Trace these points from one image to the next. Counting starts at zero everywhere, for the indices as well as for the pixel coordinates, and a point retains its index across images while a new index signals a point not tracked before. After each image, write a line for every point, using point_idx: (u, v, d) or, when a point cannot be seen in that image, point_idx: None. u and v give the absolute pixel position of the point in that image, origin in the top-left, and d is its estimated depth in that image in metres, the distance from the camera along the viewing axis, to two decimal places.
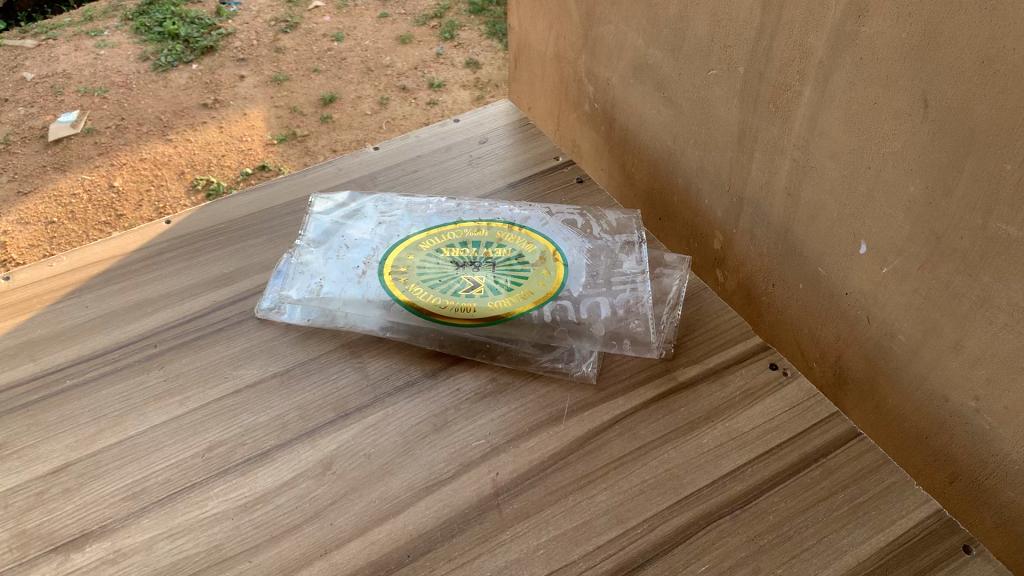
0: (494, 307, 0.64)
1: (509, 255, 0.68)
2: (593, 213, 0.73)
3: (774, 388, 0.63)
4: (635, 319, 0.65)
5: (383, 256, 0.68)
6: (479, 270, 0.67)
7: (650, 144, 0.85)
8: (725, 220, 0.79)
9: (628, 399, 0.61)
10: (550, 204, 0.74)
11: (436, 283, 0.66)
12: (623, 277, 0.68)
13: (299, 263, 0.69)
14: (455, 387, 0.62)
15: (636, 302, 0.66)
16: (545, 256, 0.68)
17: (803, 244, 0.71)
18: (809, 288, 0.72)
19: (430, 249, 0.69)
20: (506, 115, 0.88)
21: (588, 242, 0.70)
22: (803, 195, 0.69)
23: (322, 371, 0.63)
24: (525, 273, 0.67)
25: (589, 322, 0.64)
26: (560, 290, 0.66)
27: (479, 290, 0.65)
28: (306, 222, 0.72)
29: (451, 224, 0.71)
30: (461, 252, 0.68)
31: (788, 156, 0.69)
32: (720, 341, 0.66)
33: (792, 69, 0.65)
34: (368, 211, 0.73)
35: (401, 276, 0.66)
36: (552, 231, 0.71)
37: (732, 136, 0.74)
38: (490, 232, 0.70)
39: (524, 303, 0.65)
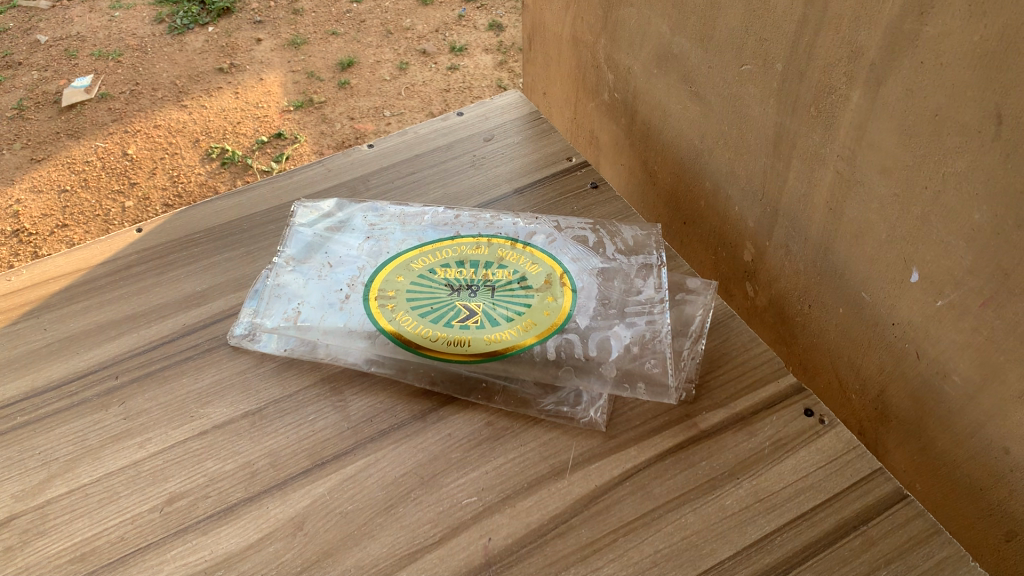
0: (492, 340, 0.57)
1: (510, 277, 0.60)
2: (608, 228, 0.65)
3: (809, 439, 0.55)
4: (652, 357, 0.56)
5: (369, 277, 0.61)
6: (477, 296, 0.59)
7: (675, 142, 0.76)
8: (757, 231, 0.71)
9: (641, 450, 0.54)
10: (559, 216, 0.66)
11: (427, 310, 0.58)
12: (639, 305, 0.59)
13: (278, 283, 0.62)
14: (447, 433, 0.55)
15: (653, 336, 0.57)
16: (551, 279, 0.60)
17: (846, 266, 0.63)
18: (850, 314, 0.64)
19: (423, 269, 0.61)
20: (515, 108, 0.80)
21: (600, 263, 0.62)
22: (847, 212, 0.60)
23: (298, 411, 0.56)
24: (528, 299, 0.59)
25: (599, 360, 0.56)
26: (566, 321, 0.58)
27: (475, 319, 0.58)
28: (287, 234, 0.65)
29: (447, 240, 0.63)
30: (457, 274, 0.61)
31: (830, 167, 0.60)
32: (748, 380, 0.58)
33: (838, 69, 0.56)
34: (356, 223, 0.66)
35: (388, 301, 0.59)
36: (560, 248, 0.63)
37: (767, 140, 0.65)
38: (491, 250, 0.62)
39: (524, 335, 0.57)
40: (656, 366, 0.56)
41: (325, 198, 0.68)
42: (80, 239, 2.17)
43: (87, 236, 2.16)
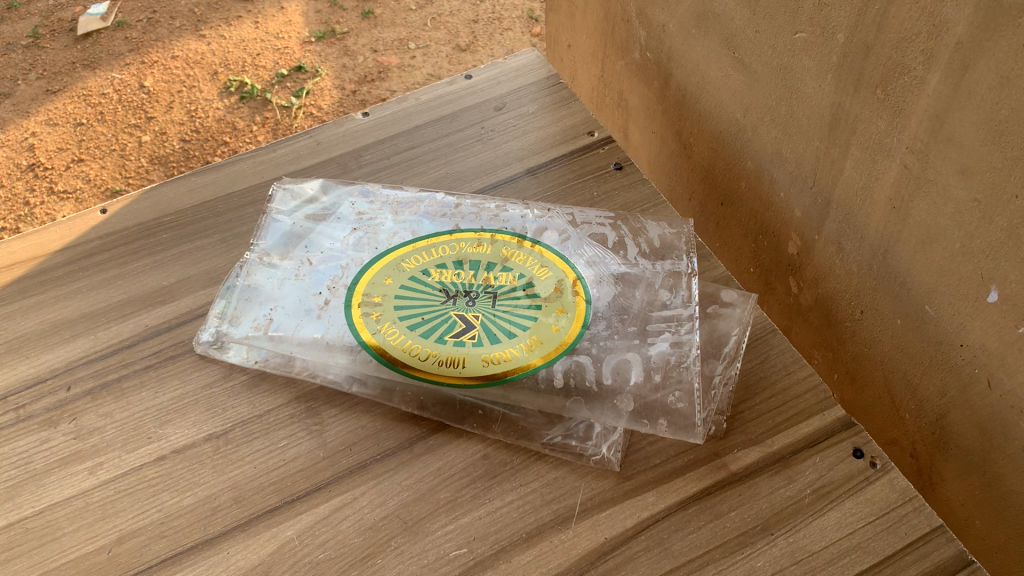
0: (489, 361, 0.49)
1: (515, 283, 0.52)
2: (631, 224, 0.57)
3: (857, 487, 0.47)
4: (676, 387, 0.48)
5: (353, 278, 0.53)
6: (475, 305, 0.51)
7: (713, 113, 0.67)
8: (804, 222, 0.61)
9: (660, 496, 0.47)
10: (575, 208, 0.58)
11: (417, 321, 0.50)
12: (664, 323, 0.51)
13: (251, 282, 0.54)
14: (437, 467, 0.48)
15: (679, 361, 0.49)
16: (563, 287, 0.52)
17: (908, 274, 0.54)
18: (910, 328, 0.55)
19: (414, 270, 0.53)
20: (532, 70, 0.70)
21: (621, 267, 0.54)
22: (914, 214, 0.51)
23: (268, 436, 0.49)
24: (534, 310, 0.51)
25: (614, 389, 0.48)
26: (578, 339, 0.50)
27: (472, 334, 0.50)
28: (265, 223, 0.57)
29: (445, 235, 0.55)
30: (454, 277, 0.53)
31: (896, 160, 0.51)
32: (788, 411, 0.50)
33: (914, 45, 0.46)
34: (343, 211, 0.58)
35: (372, 309, 0.51)
36: (574, 249, 0.55)
37: (821, 122, 0.56)
38: (495, 249, 0.54)
39: (528, 356, 0.49)
40: (681, 400, 0.47)
41: (309, 179, 0.61)
42: (94, 177, 1.88)
43: (103, 170, 1.89)
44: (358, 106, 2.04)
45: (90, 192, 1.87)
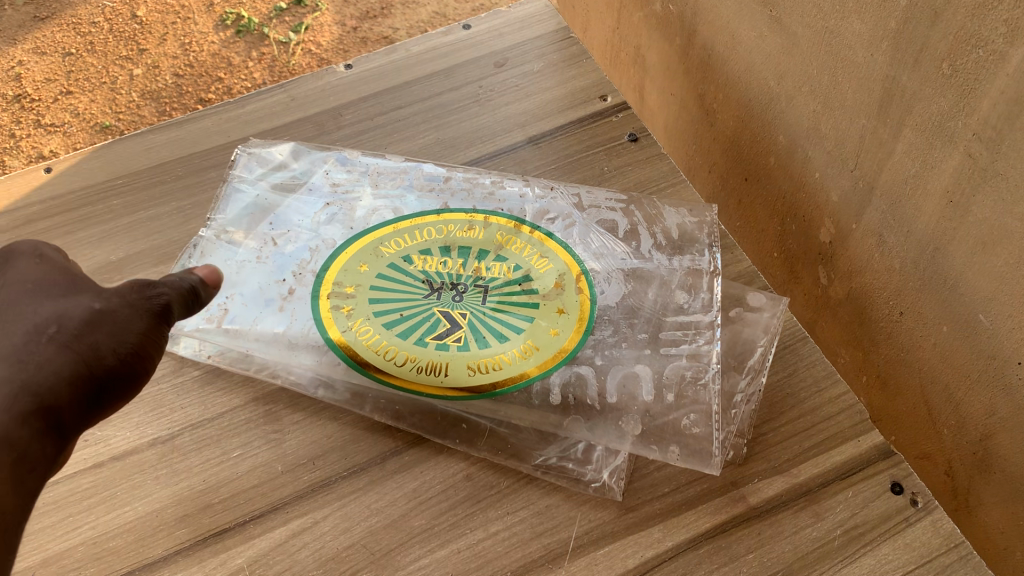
0: (475, 369, 0.44)
1: (509, 276, 0.48)
2: (643, 206, 0.52)
3: (895, 529, 0.41)
4: (692, 410, 0.43)
5: (323, 264, 0.48)
6: (461, 301, 0.47)
7: (742, 78, 0.59)
8: (840, 208, 0.54)
9: (667, 533, 0.40)
10: (583, 188, 0.53)
11: (395, 320, 0.46)
12: (679, 331, 0.46)
13: (206, 259, 0.49)
14: (412, 489, 0.42)
15: (694, 379, 0.44)
16: (564, 283, 0.47)
17: (960, 278, 0.47)
18: (957, 337, 0.48)
19: (394, 256, 0.48)
20: (533, 23, 0.64)
21: (631, 263, 0.49)
22: (975, 211, 0.44)
23: (220, 444, 0.43)
24: (530, 309, 0.46)
25: (619, 408, 0.43)
26: (579, 347, 0.45)
27: (457, 336, 0.45)
28: (226, 194, 0.52)
29: (431, 215, 0.50)
30: (440, 266, 0.48)
31: (960, 147, 0.43)
32: (817, 436, 0.44)
33: (996, 13, 0.39)
34: (316, 182, 0.52)
35: (344, 302, 0.46)
36: (579, 238, 0.50)
37: (870, 96, 0.48)
38: (488, 234, 0.50)
39: (521, 364, 0.44)
40: (697, 424, 0.43)
41: (279, 142, 0.55)
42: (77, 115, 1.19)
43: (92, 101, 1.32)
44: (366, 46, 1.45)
45: (78, 126, 1.29)
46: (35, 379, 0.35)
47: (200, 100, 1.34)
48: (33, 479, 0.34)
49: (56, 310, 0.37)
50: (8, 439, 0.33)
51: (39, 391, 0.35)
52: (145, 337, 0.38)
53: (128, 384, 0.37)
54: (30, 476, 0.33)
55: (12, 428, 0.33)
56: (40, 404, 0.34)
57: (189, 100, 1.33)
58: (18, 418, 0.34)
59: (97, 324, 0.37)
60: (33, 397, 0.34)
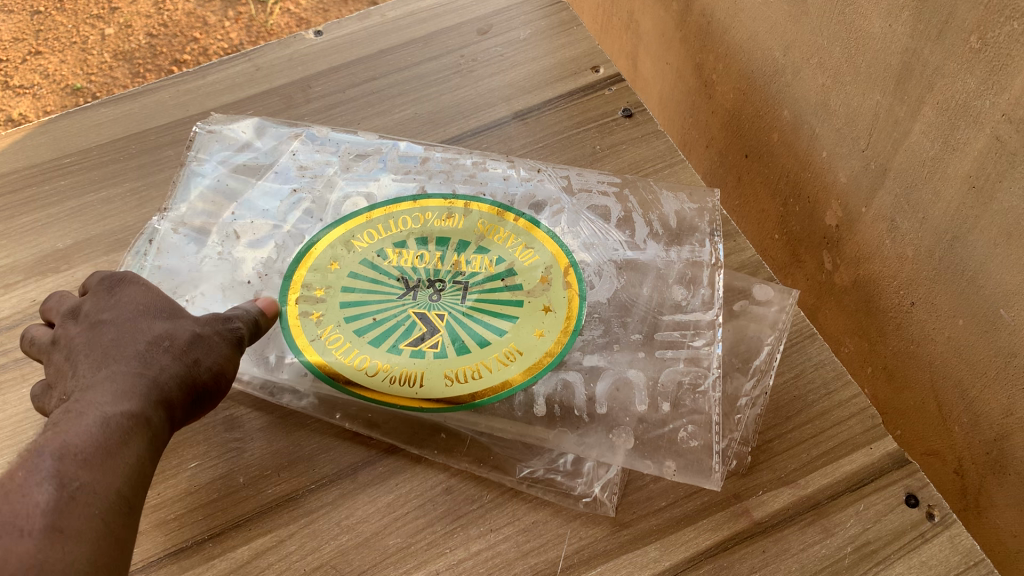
0: (453, 379, 0.40)
1: (491, 270, 0.44)
2: (638, 188, 0.48)
3: (911, 546, 0.37)
4: (690, 421, 0.39)
5: (291, 262, 0.44)
6: (439, 300, 0.43)
7: (743, 48, 0.56)
8: (848, 190, 0.50)
9: (664, 551, 0.37)
10: (574, 169, 0.49)
11: (367, 325, 0.42)
12: (677, 331, 0.42)
13: (160, 253, 0.45)
14: (387, 504, 0.38)
15: (693, 386, 0.40)
16: (550, 276, 0.44)
17: (980, 270, 0.42)
18: (973, 331, 0.44)
19: (366, 251, 0.44)
20: None
21: (624, 254, 0.45)
22: (1000, 199, 0.40)
23: (179, 454, 0.40)
24: (514, 307, 0.42)
25: (611, 420, 0.39)
26: (566, 351, 0.41)
27: (434, 341, 0.41)
28: (183, 180, 0.48)
29: (406, 202, 0.46)
30: (416, 261, 0.44)
31: (986, 128, 0.39)
32: (827, 443, 0.41)
33: None
34: (281, 165, 0.48)
35: (313, 307, 0.43)
36: (568, 226, 0.46)
37: (886, 71, 0.44)
38: (468, 223, 0.46)
39: (504, 371, 0.40)
40: (694, 437, 0.39)
41: (241, 119, 0.51)
42: (47, 69, 1.04)
43: (59, 64, 1.04)
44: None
45: (50, 88, 1.03)
46: (158, 376, 0.34)
47: (174, 66, 1.11)
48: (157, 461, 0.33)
49: (163, 324, 0.36)
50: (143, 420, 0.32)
51: (166, 386, 0.34)
52: (238, 355, 0.38)
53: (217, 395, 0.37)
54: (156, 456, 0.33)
55: (144, 413, 0.33)
56: (162, 398, 0.34)
57: (163, 61, 1.07)
58: (151, 404, 0.33)
59: (202, 339, 0.36)
60: (159, 391, 0.34)
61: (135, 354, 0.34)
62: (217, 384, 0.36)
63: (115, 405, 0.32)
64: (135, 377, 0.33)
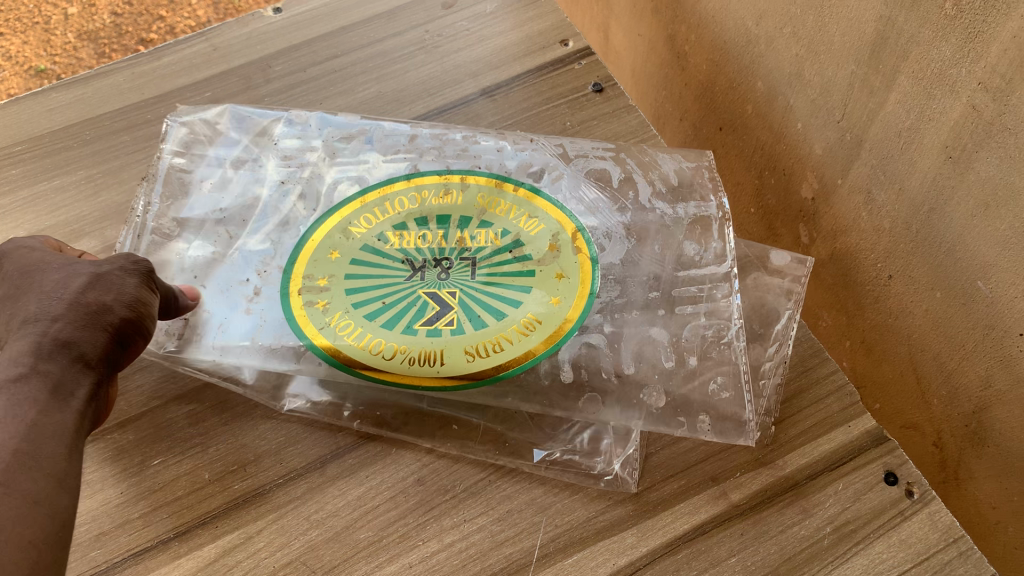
0: (474, 354, 0.39)
1: (498, 244, 0.43)
2: (629, 155, 0.47)
3: (890, 525, 0.37)
4: (718, 374, 0.39)
5: (289, 256, 0.43)
6: (448, 279, 0.42)
7: (715, 19, 0.54)
8: (824, 162, 0.49)
9: (641, 536, 0.36)
10: (566, 137, 0.48)
11: (376, 310, 0.41)
12: (693, 287, 0.42)
13: (150, 249, 0.44)
14: (357, 497, 0.37)
15: (716, 338, 0.41)
16: (558, 243, 0.43)
17: (957, 242, 0.42)
18: (951, 305, 0.43)
19: (365, 237, 0.44)
20: None
21: (629, 216, 0.45)
22: (977, 168, 0.39)
23: (142, 450, 0.39)
24: (526, 278, 0.42)
25: (637, 380, 0.39)
26: (586, 317, 0.41)
27: (449, 319, 0.41)
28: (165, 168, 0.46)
29: (401, 181, 0.46)
30: (419, 242, 0.43)
31: (962, 97, 0.38)
32: (805, 422, 0.40)
33: None
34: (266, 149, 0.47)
35: (317, 296, 0.41)
36: (569, 192, 0.45)
37: (861, 40, 0.43)
38: (467, 198, 0.45)
39: (525, 342, 0.40)
40: (726, 388, 0.39)
41: (212, 105, 0.50)
42: (9, 51, 1.00)
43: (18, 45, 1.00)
44: None
45: (7, 70, 0.99)
46: (52, 325, 0.32)
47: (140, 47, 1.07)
48: (80, 401, 0.31)
49: (56, 277, 0.34)
50: (43, 368, 0.30)
51: (65, 333, 0.32)
52: (147, 300, 0.36)
53: (135, 334, 0.35)
54: (73, 400, 0.30)
55: (44, 361, 0.30)
56: (66, 342, 0.32)
57: (125, 40, 1.02)
58: (50, 351, 0.31)
59: (98, 280, 0.34)
60: (59, 341, 0.31)
61: (28, 315, 0.32)
62: (128, 331, 0.34)
63: (12, 364, 0.30)
64: (29, 335, 0.31)
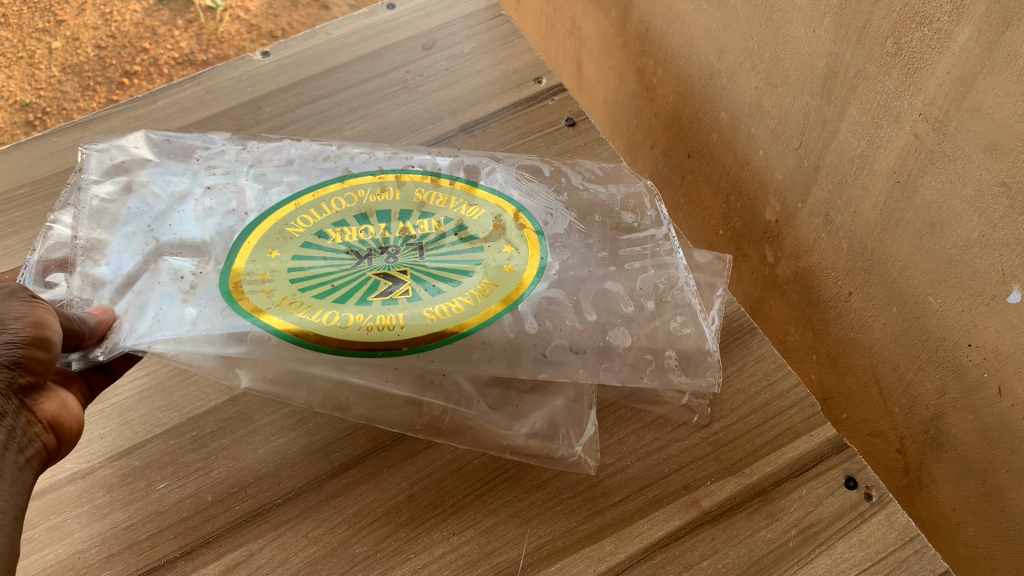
0: (434, 315, 0.42)
1: (442, 229, 0.46)
2: (564, 162, 0.51)
3: (851, 527, 0.39)
4: (676, 314, 0.43)
5: (226, 256, 0.44)
6: (396, 260, 0.44)
7: (679, 53, 0.58)
8: (785, 187, 0.52)
9: (619, 543, 0.39)
10: (497, 149, 0.52)
11: (327, 290, 0.43)
12: (637, 246, 0.46)
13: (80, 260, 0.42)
14: (352, 514, 0.40)
15: (670, 286, 0.44)
16: (502, 223, 0.46)
17: (908, 261, 0.45)
18: (905, 319, 0.46)
19: (305, 234, 0.45)
20: (457, 5, 0.62)
21: (567, 195, 0.49)
22: (922, 192, 0.42)
23: (147, 476, 0.41)
24: (476, 253, 0.45)
25: (601, 324, 0.42)
26: (539, 278, 0.44)
27: (404, 290, 0.43)
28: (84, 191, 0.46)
29: (335, 184, 0.48)
30: (361, 234, 0.46)
31: (906, 127, 0.41)
32: (770, 432, 0.43)
33: None
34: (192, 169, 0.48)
35: (261, 286, 0.42)
36: (505, 180, 0.49)
37: (813, 73, 0.46)
38: (405, 194, 0.48)
39: (485, 303, 0.43)
40: (686, 325, 0.43)
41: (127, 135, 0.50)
42: None
43: (4, 81, 1.02)
44: (305, 11, 1.15)
45: None
46: None
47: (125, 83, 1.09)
48: None
49: None
50: None
51: None
52: (32, 316, 0.33)
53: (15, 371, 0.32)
54: None
55: None
56: None
57: (110, 74, 1.04)
58: None
59: None
60: None
61: None
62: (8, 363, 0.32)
63: None
64: None
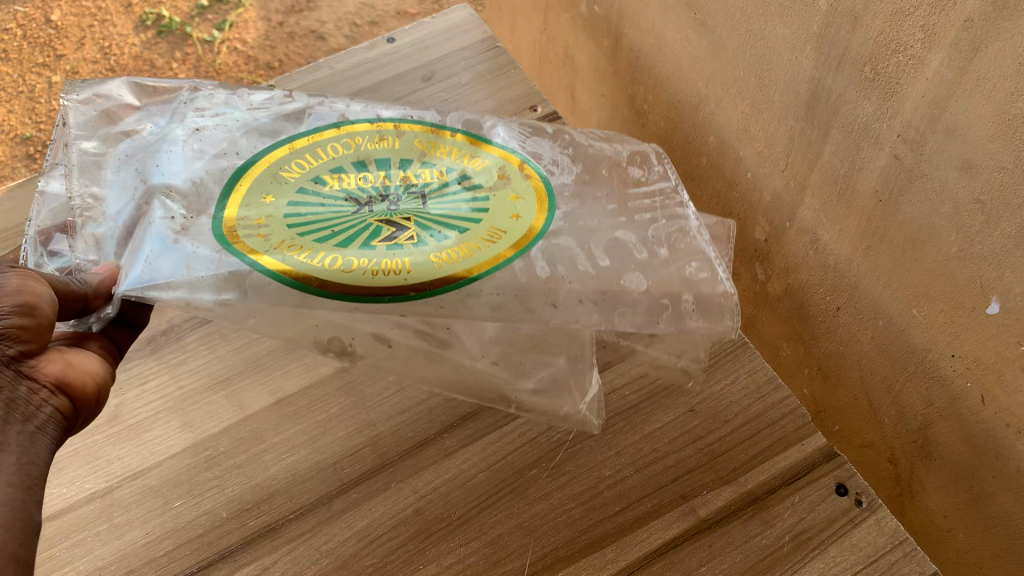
0: (441, 260, 0.42)
1: (444, 179, 0.47)
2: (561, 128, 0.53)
3: (842, 532, 0.41)
4: (692, 259, 0.45)
5: (217, 199, 0.43)
6: (398, 208, 0.45)
7: (669, 79, 0.60)
8: (773, 207, 0.54)
9: (620, 551, 0.41)
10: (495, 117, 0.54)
11: (327, 234, 0.42)
12: (648, 199, 0.48)
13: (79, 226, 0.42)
14: (362, 527, 0.41)
15: (683, 234, 0.46)
16: (506, 172, 0.47)
17: (892, 275, 0.47)
18: (892, 332, 0.48)
19: (301, 180, 0.45)
20: (455, 37, 0.65)
21: (572, 148, 0.51)
22: (903, 210, 0.44)
23: (164, 494, 0.43)
24: (482, 202, 0.46)
25: (617, 268, 0.44)
26: (546, 224, 0.45)
27: (408, 236, 0.43)
28: (67, 150, 0.45)
29: (329, 132, 0.48)
30: (360, 183, 0.46)
31: (885, 148, 0.43)
32: (763, 442, 0.45)
33: (910, 15, 0.39)
34: (170, 114, 0.47)
35: (257, 230, 0.42)
36: (507, 135, 0.50)
37: (797, 99, 0.48)
38: (405, 144, 0.49)
39: (494, 248, 0.43)
40: (702, 270, 0.45)
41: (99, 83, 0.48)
42: None
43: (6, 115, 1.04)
44: (302, 43, 1.17)
45: None
46: None
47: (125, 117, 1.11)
48: None
49: None
50: None
51: None
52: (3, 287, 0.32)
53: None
54: None
55: None
56: None
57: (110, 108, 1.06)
58: None
59: None
60: None
61: None
62: None
63: None
64: None
